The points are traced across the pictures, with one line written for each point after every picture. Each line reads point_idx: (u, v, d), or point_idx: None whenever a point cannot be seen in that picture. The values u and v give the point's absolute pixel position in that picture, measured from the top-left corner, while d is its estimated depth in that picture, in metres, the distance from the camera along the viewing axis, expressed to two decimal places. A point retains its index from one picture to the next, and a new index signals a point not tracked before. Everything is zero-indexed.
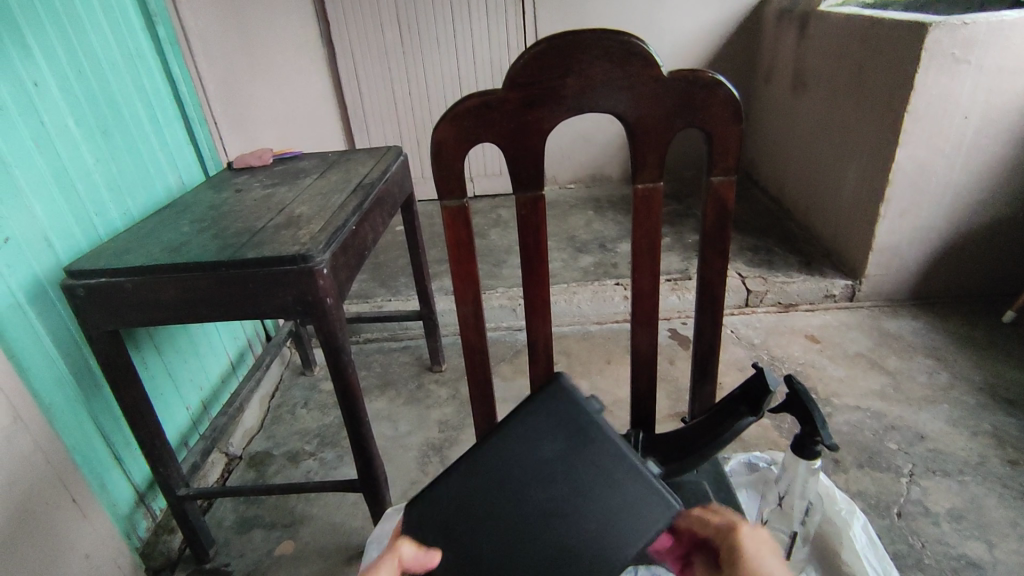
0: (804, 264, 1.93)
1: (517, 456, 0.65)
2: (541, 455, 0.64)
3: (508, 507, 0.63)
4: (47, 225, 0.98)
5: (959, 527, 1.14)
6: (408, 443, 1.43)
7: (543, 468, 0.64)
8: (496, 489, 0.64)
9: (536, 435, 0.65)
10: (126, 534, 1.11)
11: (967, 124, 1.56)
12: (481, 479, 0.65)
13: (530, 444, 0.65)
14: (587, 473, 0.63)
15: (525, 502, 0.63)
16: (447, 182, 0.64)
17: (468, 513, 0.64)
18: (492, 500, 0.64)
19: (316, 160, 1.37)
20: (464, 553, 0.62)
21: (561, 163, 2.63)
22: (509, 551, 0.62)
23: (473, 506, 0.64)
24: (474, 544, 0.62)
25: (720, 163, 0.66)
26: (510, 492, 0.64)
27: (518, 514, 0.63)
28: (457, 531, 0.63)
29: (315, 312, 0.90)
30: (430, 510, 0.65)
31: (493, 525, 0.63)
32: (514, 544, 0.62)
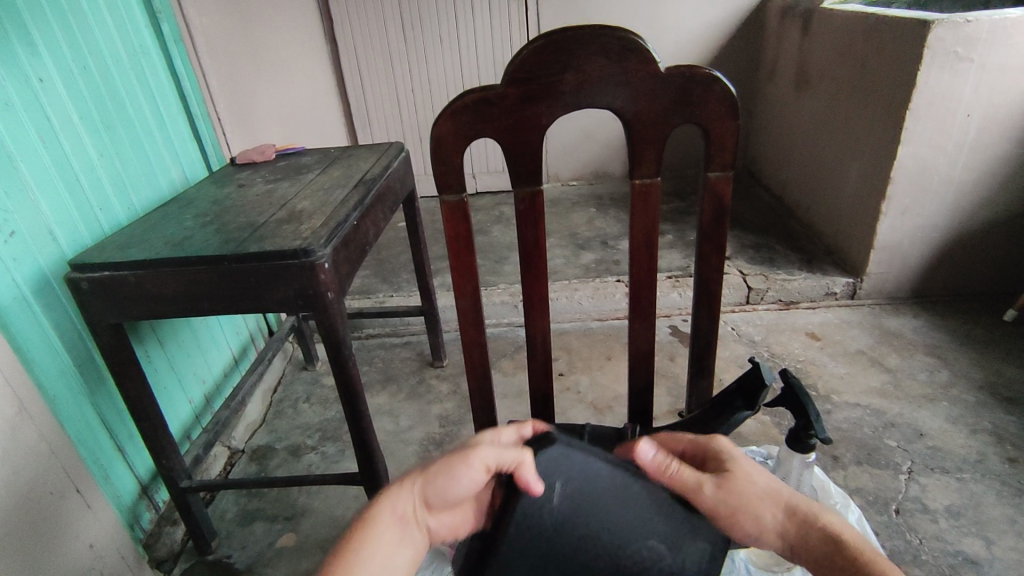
0: (805, 262, 1.93)
1: (673, 530, 0.59)
2: (677, 554, 0.60)
3: (617, 540, 0.58)
4: (51, 219, 0.99)
5: (957, 523, 1.14)
6: (408, 438, 1.44)
7: (665, 564, 0.60)
8: (623, 534, 0.58)
9: (701, 539, 0.60)
10: (130, 526, 1.12)
11: (970, 122, 1.56)
12: (627, 513, 0.58)
13: (688, 542, 0.60)
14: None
15: (619, 563, 0.59)
16: (446, 177, 0.65)
17: (594, 505, 0.58)
18: (612, 524, 0.58)
19: (318, 156, 1.37)
20: (548, 513, 0.57)
21: (564, 160, 2.63)
22: (563, 565, 0.58)
23: (603, 505, 0.58)
24: (559, 525, 0.57)
25: (717, 159, 0.67)
26: (630, 539, 0.58)
27: (609, 555, 0.58)
28: (573, 501, 0.57)
29: (317, 306, 0.91)
30: (582, 464, 0.58)
31: (587, 536, 0.58)
32: (575, 566, 0.58)
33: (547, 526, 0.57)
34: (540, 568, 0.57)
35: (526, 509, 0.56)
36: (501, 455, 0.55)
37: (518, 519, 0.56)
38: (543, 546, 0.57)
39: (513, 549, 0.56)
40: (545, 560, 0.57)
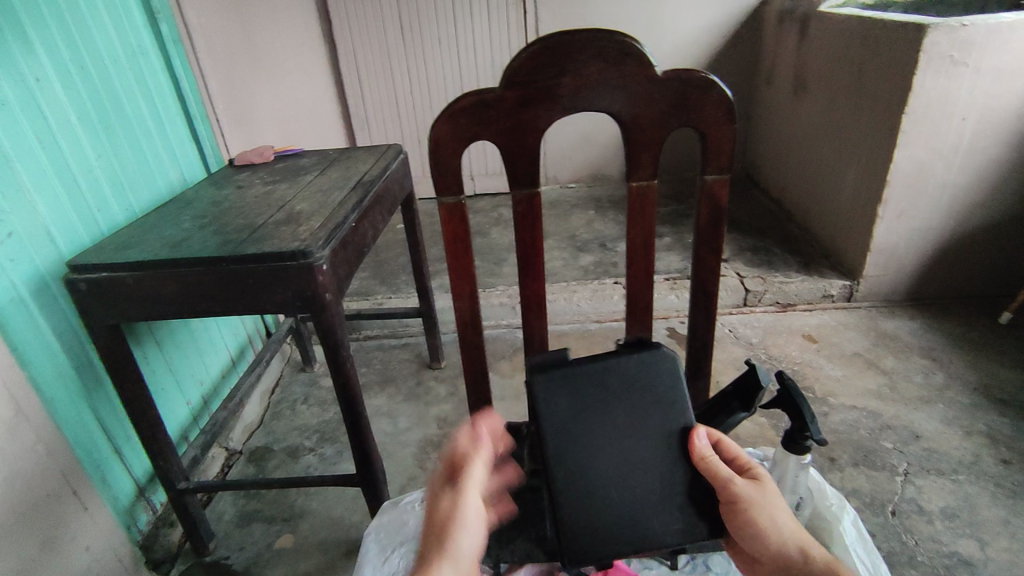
0: (802, 264, 1.93)
1: (687, 476, 0.63)
2: (671, 494, 0.63)
3: (647, 434, 0.64)
4: (49, 220, 0.99)
5: (952, 525, 1.15)
6: (406, 440, 1.44)
7: (655, 489, 0.63)
8: (653, 442, 0.64)
9: (699, 501, 0.63)
10: (127, 527, 1.12)
11: (965, 125, 1.57)
12: (672, 430, 0.64)
13: (688, 494, 0.63)
14: (635, 514, 0.62)
15: (632, 450, 0.63)
16: (445, 180, 0.65)
17: (659, 399, 0.65)
18: (655, 419, 0.64)
19: (317, 157, 1.38)
20: (624, 371, 0.65)
21: (562, 162, 2.64)
22: (599, 414, 0.64)
23: (663, 405, 0.64)
24: (625, 386, 0.65)
25: (713, 163, 0.67)
26: (656, 444, 0.64)
27: (631, 431, 0.63)
28: (650, 383, 0.65)
29: (315, 307, 0.91)
30: (676, 372, 0.65)
31: (631, 410, 0.64)
32: (603, 422, 0.64)
33: (621, 381, 0.65)
34: (582, 402, 0.64)
35: (620, 359, 0.65)
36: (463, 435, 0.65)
37: (608, 360, 0.65)
38: (599, 390, 0.64)
39: (585, 372, 0.64)
40: (594, 396, 0.64)
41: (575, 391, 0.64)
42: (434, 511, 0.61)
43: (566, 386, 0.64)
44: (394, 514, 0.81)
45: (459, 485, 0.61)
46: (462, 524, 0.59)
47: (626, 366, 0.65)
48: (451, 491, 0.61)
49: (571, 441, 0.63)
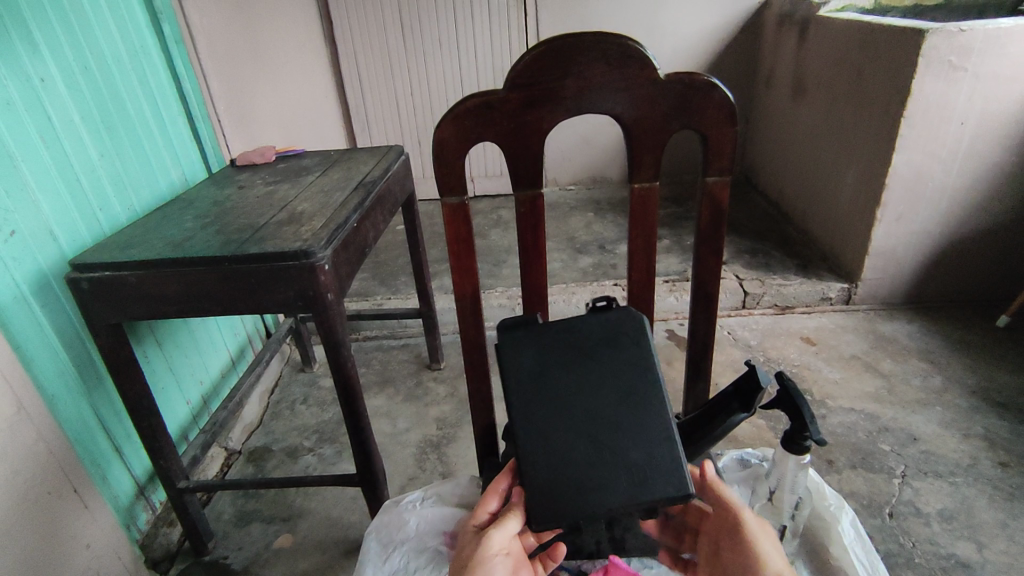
0: (801, 267, 1.94)
1: (649, 430, 0.66)
2: (634, 446, 0.65)
3: (610, 388, 0.67)
4: (51, 218, 0.99)
5: (950, 527, 1.15)
6: (405, 440, 1.44)
7: (617, 441, 0.65)
8: (616, 396, 0.67)
9: (662, 454, 0.65)
10: (127, 526, 1.12)
11: (964, 130, 1.58)
12: (634, 385, 0.67)
13: (651, 446, 0.65)
14: (597, 464, 0.64)
15: (596, 405, 0.66)
16: (448, 180, 0.66)
17: (624, 357, 0.68)
18: (631, 390, 0.67)
19: (318, 158, 1.38)
20: (590, 332, 0.69)
21: (562, 164, 2.64)
22: (565, 371, 0.67)
23: (627, 362, 0.68)
24: (592, 345, 0.68)
25: (715, 165, 0.67)
26: (619, 398, 0.67)
27: (594, 387, 0.67)
28: (616, 343, 0.68)
29: (316, 307, 0.91)
30: (643, 332, 0.69)
31: (596, 367, 0.67)
32: (569, 378, 0.67)
33: (588, 340, 0.68)
34: (550, 360, 0.67)
35: (589, 319, 0.69)
36: (486, 498, 0.67)
37: (578, 322, 0.69)
38: (568, 348, 0.68)
39: (553, 331, 0.68)
40: (562, 354, 0.68)
41: (544, 349, 0.68)
42: (461, 559, 0.62)
43: (535, 345, 0.68)
44: (396, 512, 0.81)
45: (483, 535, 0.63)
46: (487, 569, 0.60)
47: (594, 328, 0.69)
48: (475, 542, 0.63)
49: (537, 399, 0.66)
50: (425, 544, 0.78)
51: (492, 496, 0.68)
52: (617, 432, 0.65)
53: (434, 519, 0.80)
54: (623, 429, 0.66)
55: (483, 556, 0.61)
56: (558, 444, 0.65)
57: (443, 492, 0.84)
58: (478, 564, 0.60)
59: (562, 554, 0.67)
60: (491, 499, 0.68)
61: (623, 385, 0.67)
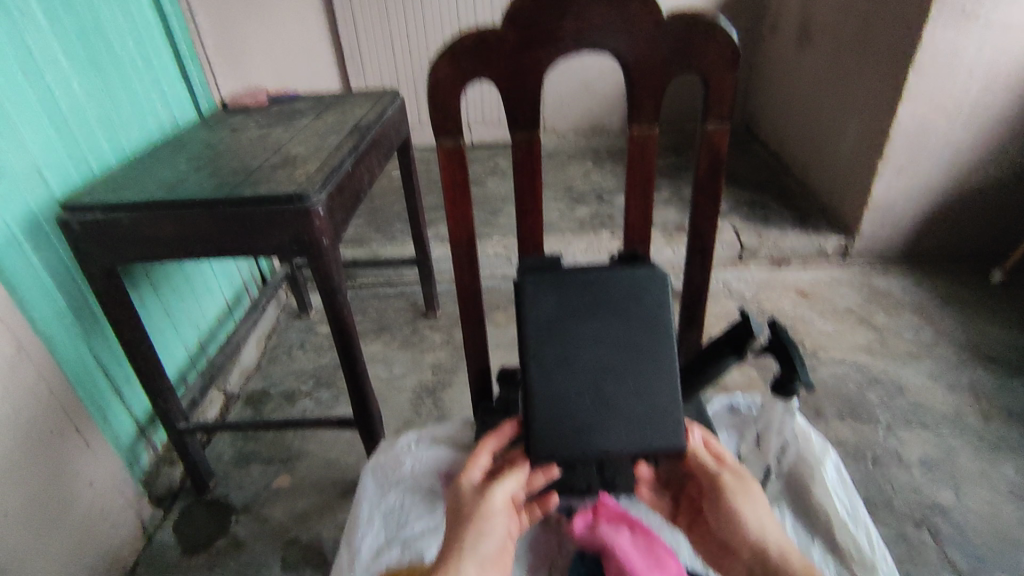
0: (799, 220, 1.93)
1: (655, 385, 0.66)
2: (638, 403, 0.66)
3: (625, 343, 0.67)
4: (39, 158, 0.97)
5: (930, 474, 1.19)
6: (402, 385, 1.46)
7: (623, 396, 0.66)
8: (630, 353, 0.67)
9: (666, 413, 0.66)
10: (130, 465, 1.14)
11: (972, 81, 1.54)
12: (650, 345, 0.67)
13: (657, 405, 0.66)
14: (600, 414, 0.66)
15: (609, 358, 0.67)
16: (445, 122, 0.64)
17: (644, 315, 0.67)
18: (642, 343, 0.67)
19: (311, 100, 1.35)
20: (616, 284, 0.67)
21: (561, 111, 2.58)
22: (583, 320, 0.67)
23: (646, 319, 0.67)
24: (613, 298, 0.67)
25: (715, 110, 0.65)
26: (633, 355, 0.67)
27: (609, 340, 0.67)
28: (638, 300, 0.67)
29: (311, 252, 0.91)
30: (665, 292, 0.67)
31: (614, 321, 0.67)
32: (586, 328, 0.66)
33: (610, 294, 0.67)
34: (571, 307, 0.66)
35: (614, 271, 0.67)
36: (479, 452, 0.67)
37: (601, 272, 0.67)
38: (584, 297, 0.66)
39: (576, 279, 0.66)
40: (582, 303, 0.66)
41: (565, 296, 0.66)
42: (458, 510, 0.63)
43: (557, 291, 0.66)
44: (392, 453, 0.82)
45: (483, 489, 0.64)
46: (488, 524, 0.62)
47: (618, 282, 0.67)
48: (475, 497, 0.63)
49: (551, 344, 0.66)
50: (420, 483, 0.80)
51: (484, 450, 0.67)
52: (622, 382, 0.66)
53: (429, 459, 0.83)
54: (629, 380, 0.66)
55: (486, 512, 0.62)
56: (564, 389, 0.66)
57: (438, 434, 0.86)
58: (481, 520, 0.62)
59: (552, 503, 0.73)
60: (482, 453, 0.67)
61: (635, 336, 0.67)
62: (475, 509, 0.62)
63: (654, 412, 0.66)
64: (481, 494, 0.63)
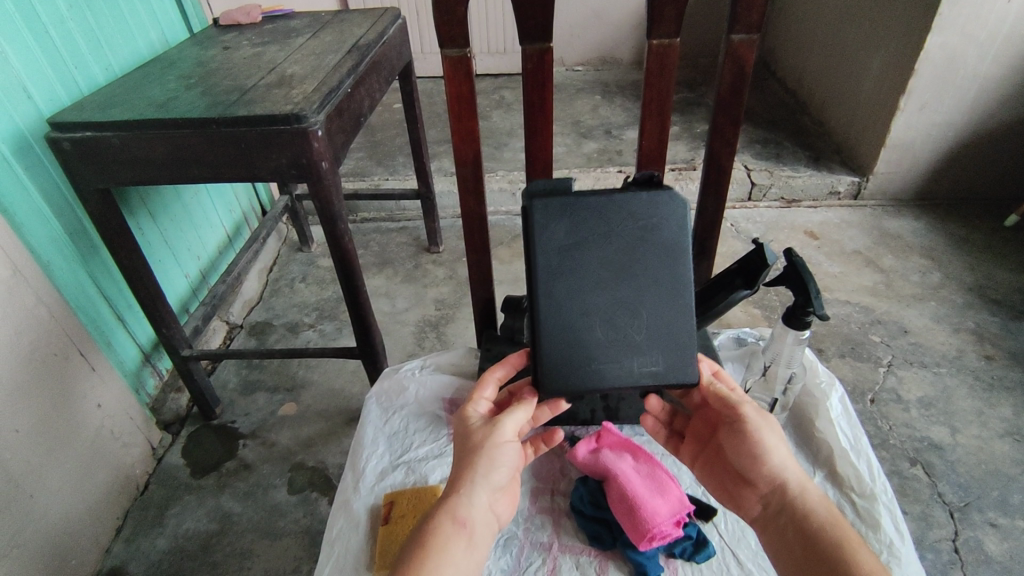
0: (813, 159, 1.88)
1: (668, 313, 0.65)
2: (652, 333, 0.65)
3: (640, 272, 0.65)
4: (24, 74, 0.93)
5: (927, 413, 1.20)
6: (405, 319, 1.46)
7: (637, 327, 0.65)
8: (645, 282, 0.65)
9: (680, 344, 0.66)
10: (136, 390, 1.16)
11: (1009, 9, 1.45)
12: (665, 274, 0.66)
13: (672, 336, 0.65)
14: (613, 344, 0.65)
15: (623, 286, 0.65)
16: (450, 30, 0.60)
17: (659, 242, 0.65)
18: (654, 270, 0.65)
19: (308, 19, 1.28)
20: (628, 210, 0.65)
21: (570, 41, 2.47)
22: (594, 248, 0.65)
23: (658, 245, 0.65)
24: (626, 225, 0.65)
25: (742, 20, 0.62)
26: (648, 283, 0.66)
27: (623, 268, 0.65)
28: (653, 226, 0.65)
29: (311, 176, 0.88)
30: (681, 218, 0.65)
31: (629, 248, 0.65)
32: (599, 256, 0.65)
33: (623, 219, 0.65)
34: (583, 234, 0.64)
35: (628, 195, 0.65)
36: (484, 386, 0.66)
37: (612, 198, 0.65)
38: (596, 223, 0.64)
39: (589, 202, 0.64)
40: (592, 230, 0.64)
41: (577, 221, 0.64)
42: (465, 441, 0.62)
43: (566, 217, 0.64)
44: (395, 379, 0.83)
45: (490, 421, 0.63)
46: (499, 452, 0.60)
47: (632, 206, 0.65)
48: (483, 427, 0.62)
49: (562, 272, 0.65)
50: (423, 409, 0.81)
51: (489, 384, 0.66)
52: (634, 310, 0.65)
53: (432, 386, 0.83)
54: (641, 308, 0.65)
55: (495, 442, 0.61)
56: (574, 319, 0.65)
57: (441, 362, 0.87)
58: (491, 449, 0.60)
59: (557, 441, 0.69)
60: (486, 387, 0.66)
61: (646, 263, 0.65)
62: (484, 438, 0.61)
63: (666, 340, 0.65)
64: (489, 425, 0.62)
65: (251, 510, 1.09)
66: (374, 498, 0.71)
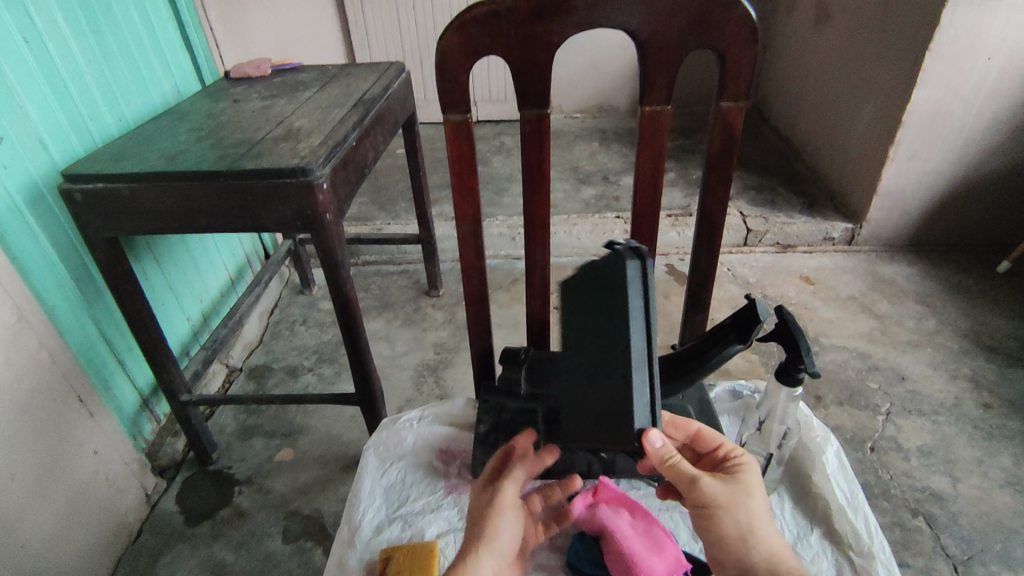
0: (807, 205, 1.92)
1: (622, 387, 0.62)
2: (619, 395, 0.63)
3: (609, 342, 0.63)
4: (41, 128, 0.96)
5: (928, 462, 1.19)
6: (403, 363, 1.47)
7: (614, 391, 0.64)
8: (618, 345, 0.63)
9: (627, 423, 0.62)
10: (133, 435, 1.15)
11: (990, 66, 1.51)
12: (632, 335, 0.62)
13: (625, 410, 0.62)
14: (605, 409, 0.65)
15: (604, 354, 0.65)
16: (452, 96, 0.63)
17: (622, 310, 0.61)
18: (615, 343, 0.63)
19: (316, 73, 1.32)
20: (607, 278, 0.63)
21: (569, 90, 2.55)
22: (588, 320, 0.66)
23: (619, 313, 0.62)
24: (608, 295, 0.63)
25: (730, 89, 0.65)
26: (612, 356, 0.63)
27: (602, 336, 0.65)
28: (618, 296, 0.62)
29: (315, 227, 0.90)
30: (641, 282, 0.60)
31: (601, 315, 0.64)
32: (591, 329, 0.66)
33: (605, 289, 0.63)
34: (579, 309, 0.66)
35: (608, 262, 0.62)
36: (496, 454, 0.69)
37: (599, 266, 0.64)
38: (588, 296, 0.65)
39: (579, 277, 0.65)
40: (585, 304, 0.66)
41: (577, 296, 0.66)
42: (476, 507, 0.65)
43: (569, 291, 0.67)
44: (393, 430, 0.83)
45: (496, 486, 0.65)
46: (501, 517, 0.62)
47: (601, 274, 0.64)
48: (488, 491, 0.64)
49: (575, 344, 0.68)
50: (421, 460, 0.81)
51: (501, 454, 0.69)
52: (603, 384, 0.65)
53: (430, 437, 0.83)
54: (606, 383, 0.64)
55: (499, 506, 0.63)
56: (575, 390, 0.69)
57: (440, 413, 0.87)
58: (493, 513, 0.62)
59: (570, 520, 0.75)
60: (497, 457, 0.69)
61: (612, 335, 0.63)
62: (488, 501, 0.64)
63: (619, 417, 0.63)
64: (494, 488, 0.64)
65: (244, 559, 1.07)
66: (370, 553, 0.71)
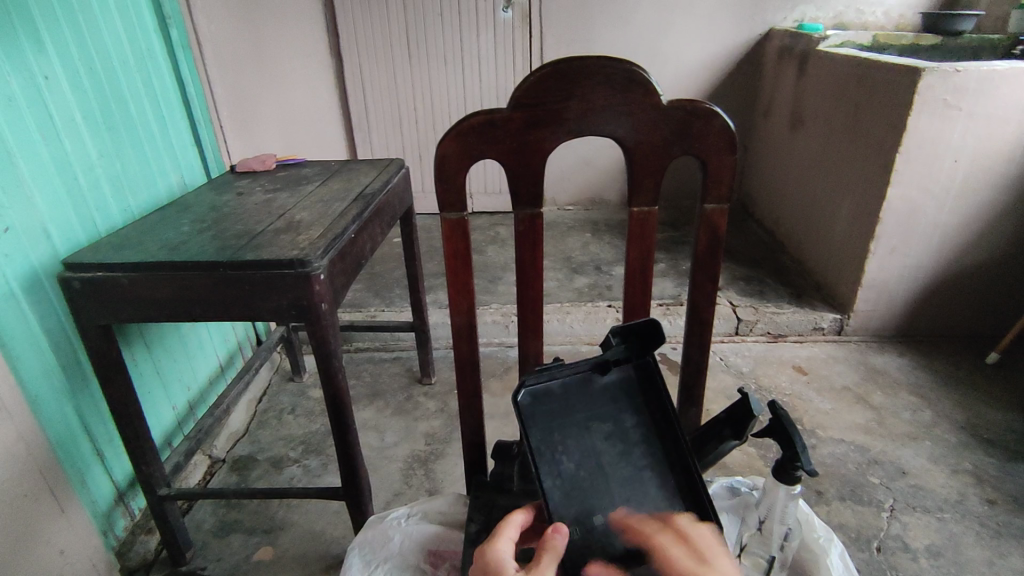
0: (794, 296, 1.95)
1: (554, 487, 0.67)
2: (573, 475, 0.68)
3: (583, 438, 0.70)
4: (47, 217, 0.99)
5: (937, 564, 1.14)
6: (392, 454, 1.43)
7: (586, 468, 0.69)
8: (569, 433, 0.70)
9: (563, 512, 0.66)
10: (104, 532, 1.10)
11: (957, 168, 1.60)
12: (554, 426, 0.69)
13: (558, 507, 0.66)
14: (631, 480, 0.69)
15: (612, 433, 0.71)
16: (449, 196, 0.66)
17: (566, 416, 0.70)
18: (583, 439, 0.70)
19: (319, 168, 1.39)
20: (579, 386, 0.71)
21: (561, 184, 2.66)
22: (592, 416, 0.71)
23: (569, 417, 0.70)
24: (572, 403, 0.71)
25: (713, 192, 0.68)
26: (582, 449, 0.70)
27: (620, 414, 0.72)
28: (566, 402, 0.71)
29: (310, 316, 0.91)
30: (559, 391, 0.71)
31: (623, 399, 0.73)
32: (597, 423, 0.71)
33: (574, 399, 0.71)
34: (598, 402, 0.72)
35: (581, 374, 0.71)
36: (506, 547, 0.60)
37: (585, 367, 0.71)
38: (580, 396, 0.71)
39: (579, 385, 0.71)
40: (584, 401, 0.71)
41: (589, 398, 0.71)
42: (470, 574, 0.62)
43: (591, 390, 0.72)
44: (379, 529, 0.80)
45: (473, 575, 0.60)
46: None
47: (647, 347, 0.72)
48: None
49: (607, 429, 0.71)
50: (408, 561, 0.76)
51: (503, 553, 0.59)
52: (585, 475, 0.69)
53: (419, 536, 0.79)
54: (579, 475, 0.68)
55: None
56: (620, 467, 0.70)
57: (429, 509, 0.84)
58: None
59: None
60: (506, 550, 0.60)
61: (576, 434, 0.70)
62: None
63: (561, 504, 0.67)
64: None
65: None
66: None
